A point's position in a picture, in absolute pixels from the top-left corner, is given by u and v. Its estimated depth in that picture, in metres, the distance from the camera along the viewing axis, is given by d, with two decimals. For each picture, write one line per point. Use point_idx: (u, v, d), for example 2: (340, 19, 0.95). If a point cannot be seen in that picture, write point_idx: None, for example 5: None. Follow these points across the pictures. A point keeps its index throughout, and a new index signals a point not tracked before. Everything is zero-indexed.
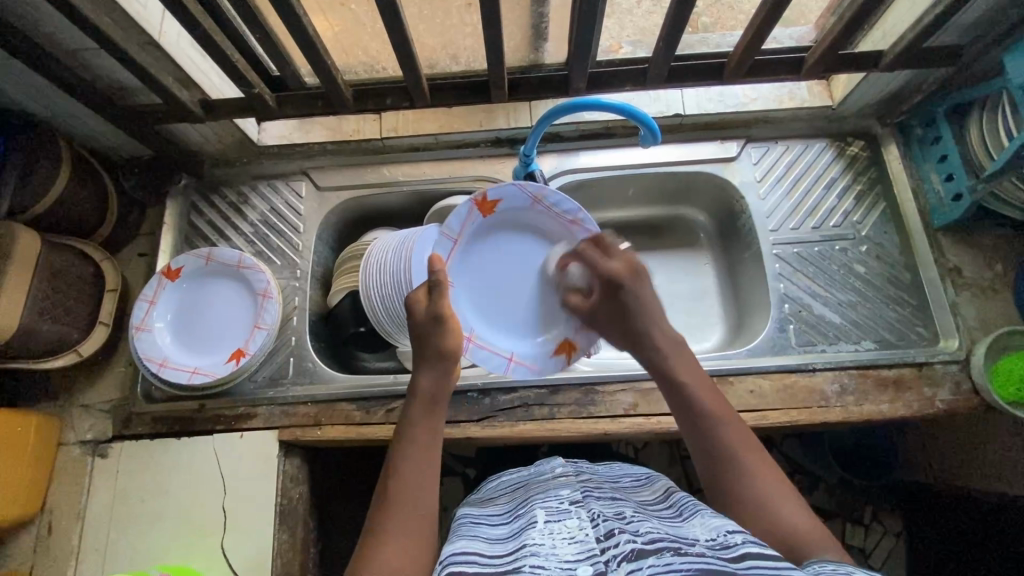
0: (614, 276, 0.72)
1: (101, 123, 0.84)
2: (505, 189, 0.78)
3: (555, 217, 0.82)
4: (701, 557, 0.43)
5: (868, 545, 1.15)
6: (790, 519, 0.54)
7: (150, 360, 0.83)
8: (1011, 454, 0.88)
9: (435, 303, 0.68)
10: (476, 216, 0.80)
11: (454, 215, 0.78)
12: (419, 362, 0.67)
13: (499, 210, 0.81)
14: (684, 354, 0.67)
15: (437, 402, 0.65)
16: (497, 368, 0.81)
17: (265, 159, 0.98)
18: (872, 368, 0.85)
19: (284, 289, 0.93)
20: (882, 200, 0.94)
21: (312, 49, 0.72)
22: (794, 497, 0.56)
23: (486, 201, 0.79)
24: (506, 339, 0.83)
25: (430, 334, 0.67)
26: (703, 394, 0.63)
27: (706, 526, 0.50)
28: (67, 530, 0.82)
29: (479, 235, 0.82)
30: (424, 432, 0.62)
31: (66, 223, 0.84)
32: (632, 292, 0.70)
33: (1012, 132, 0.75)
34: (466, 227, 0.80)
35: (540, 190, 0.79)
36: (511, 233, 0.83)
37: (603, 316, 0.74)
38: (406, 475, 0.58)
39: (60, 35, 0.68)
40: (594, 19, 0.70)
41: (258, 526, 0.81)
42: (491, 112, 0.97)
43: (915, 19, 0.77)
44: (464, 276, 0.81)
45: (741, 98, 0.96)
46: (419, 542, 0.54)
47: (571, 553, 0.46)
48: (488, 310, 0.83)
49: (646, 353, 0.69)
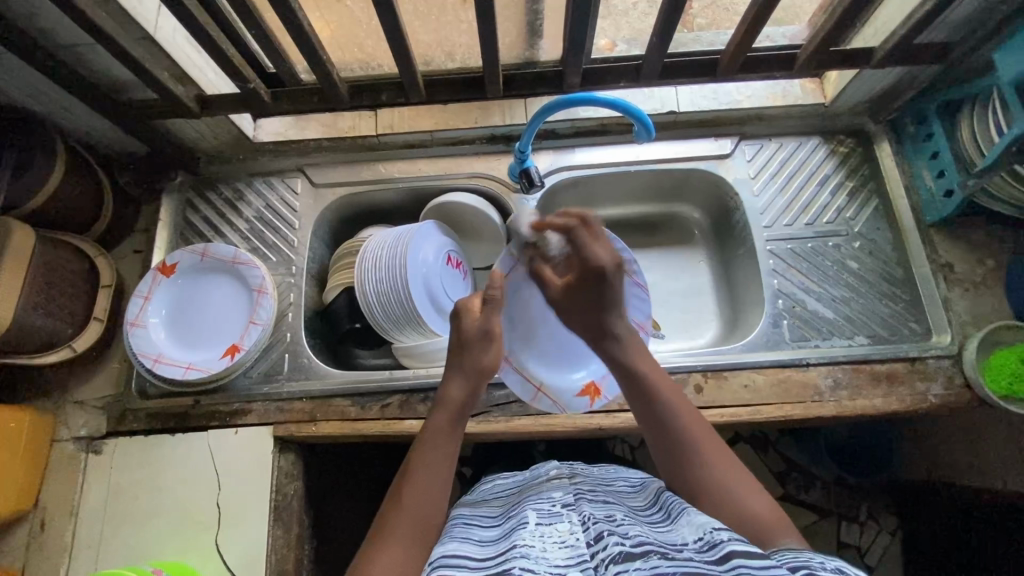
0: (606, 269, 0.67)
1: (97, 119, 0.85)
2: None
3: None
4: (688, 561, 0.43)
5: (863, 543, 1.15)
6: (754, 507, 0.54)
7: (145, 356, 0.83)
8: (1006, 448, 0.89)
9: (489, 319, 0.68)
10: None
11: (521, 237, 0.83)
12: (450, 370, 0.67)
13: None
14: (642, 347, 0.68)
15: (462, 416, 0.64)
16: (522, 395, 0.84)
17: (262, 156, 0.98)
18: (865, 362, 0.85)
19: (279, 286, 0.92)
20: (875, 196, 0.95)
21: (307, 44, 0.72)
22: (756, 487, 0.56)
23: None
24: (541, 369, 0.87)
25: (478, 349, 0.68)
26: (664, 386, 0.63)
27: (693, 525, 0.50)
28: (60, 528, 0.82)
29: None
30: (445, 441, 0.61)
31: (62, 218, 0.85)
32: (614, 288, 0.68)
33: (1003, 127, 0.75)
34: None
35: None
36: None
37: (575, 305, 0.70)
38: (419, 481, 0.58)
39: (55, 28, 0.68)
40: (588, 15, 0.71)
41: (253, 523, 0.81)
42: (486, 109, 0.98)
43: (906, 15, 0.78)
44: (518, 300, 0.87)
45: (734, 95, 0.97)
46: (419, 547, 0.54)
47: (561, 558, 0.47)
48: (531, 336, 0.88)
49: (606, 345, 0.68)
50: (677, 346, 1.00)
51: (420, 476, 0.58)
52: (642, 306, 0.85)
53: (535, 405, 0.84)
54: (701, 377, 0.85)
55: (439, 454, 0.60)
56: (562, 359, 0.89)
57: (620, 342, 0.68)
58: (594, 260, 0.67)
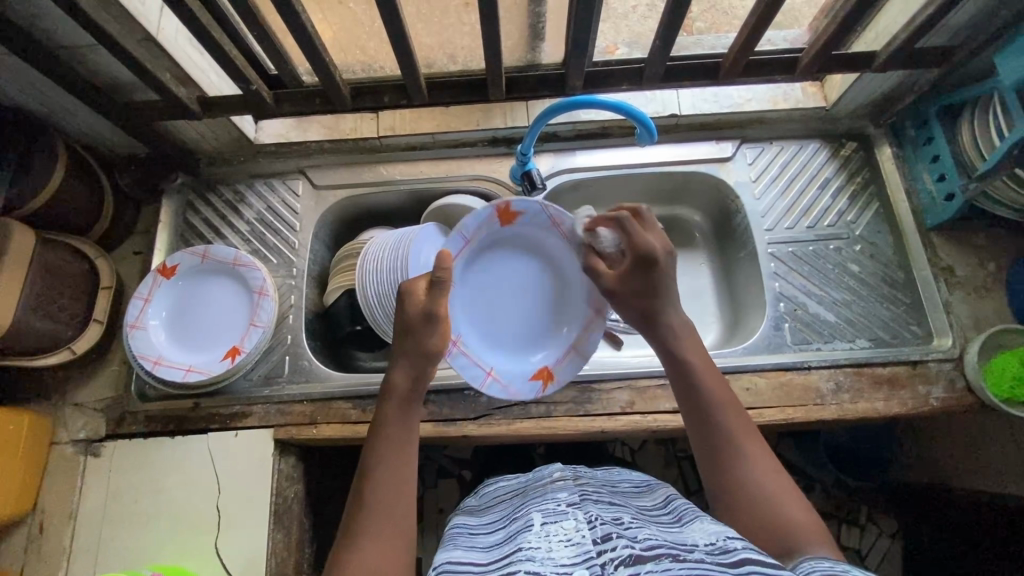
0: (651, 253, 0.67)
1: (97, 120, 0.84)
2: (528, 207, 0.81)
3: (563, 245, 0.84)
4: (700, 564, 0.43)
5: (864, 546, 1.15)
6: (790, 513, 0.54)
7: (146, 358, 0.83)
8: (1007, 451, 0.89)
9: (432, 302, 0.64)
10: (493, 225, 0.81)
11: (474, 216, 0.79)
12: (395, 358, 0.65)
13: (516, 227, 0.83)
14: (695, 339, 0.66)
15: (413, 400, 0.63)
16: (472, 378, 0.79)
17: (263, 158, 0.98)
18: (866, 366, 0.85)
19: (280, 288, 0.92)
20: (876, 200, 0.95)
21: (311, 46, 0.72)
22: (794, 492, 0.55)
23: (509, 212, 0.81)
24: (487, 354, 0.82)
25: (422, 333, 0.64)
26: (712, 383, 0.62)
27: (705, 531, 0.49)
28: (58, 531, 0.81)
29: (492, 246, 0.83)
30: (400, 432, 0.60)
31: (62, 218, 0.84)
32: (665, 274, 0.67)
33: (1004, 131, 0.76)
34: (481, 233, 0.81)
35: (562, 216, 0.81)
36: (521, 254, 0.85)
37: (628, 290, 0.69)
38: (380, 479, 0.57)
39: (58, 30, 0.68)
40: (591, 18, 0.71)
41: (252, 526, 0.80)
42: (488, 111, 0.98)
43: (907, 20, 0.78)
44: (467, 280, 0.83)
45: (735, 98, 0.97)
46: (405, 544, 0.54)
47: (566, 556, 0.46)
48: (477, 318, 0.83)
49: (659, 331, 0.66)
50: None
51: (382, 471, 0.58)
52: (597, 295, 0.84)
53: (486, 389, 0.79)
54: None
55: (394, 446, 0.59)
56: (507, 343, 0.84)
57: (675, 330, 0.66)
58: (644, 247, 0.67)
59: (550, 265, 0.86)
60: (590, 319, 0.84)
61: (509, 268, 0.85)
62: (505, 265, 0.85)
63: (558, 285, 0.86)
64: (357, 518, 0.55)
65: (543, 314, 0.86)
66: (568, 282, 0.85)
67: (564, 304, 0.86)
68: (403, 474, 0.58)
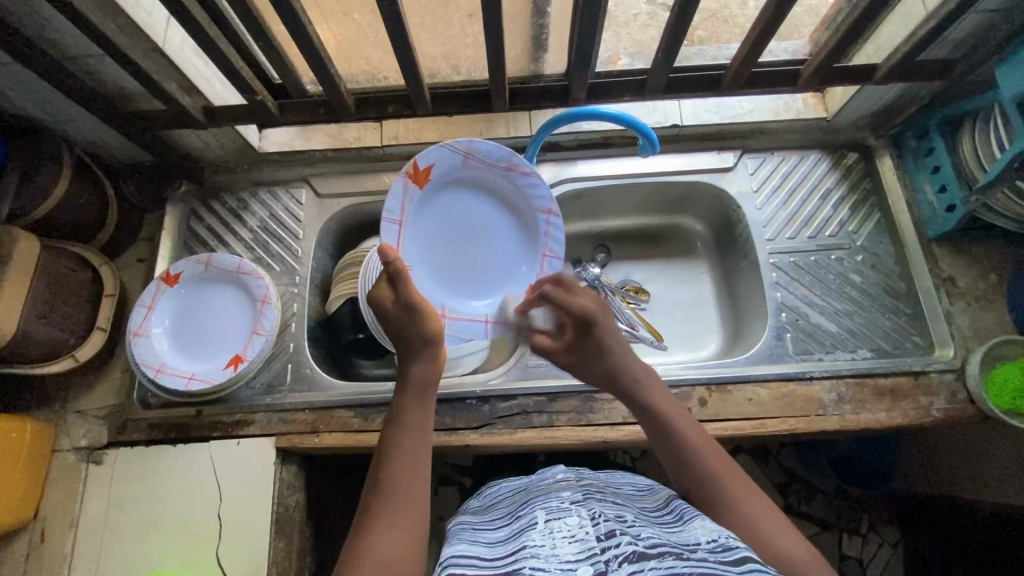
0: (585, 314, 0.71)
1: (103, 129, 0.85)
2: (431, 153, 0.75)
3: (490, 168, 0.80)
4: (703, 562, 0.44)
5: (865, 555, 1.14)
6: (784, 546, 0.53)
7: (148, 366, 0.83)
8: (1009, 462, 0.89)
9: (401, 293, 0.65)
10: (412, 190, 0.76)
11: (390, 196, 0.73)
12: (404, 353, 0.66)
13: (433, 177, 0.77)
14: (660, 386, 0.68)
15: (429, 391, 0.64)
16: (474, 334, 0.80)
17: (266, 166, 0.99)
18: (869, 376, 0.85)
19: (283, 296, 0.92)
20: (876, 210, 0.95)
21: (316, 57, 0.72)
22: (785, 525, 0.55)
23: (418, 170, 0.75)
24: (476, 303, 0.82)
25: (406, 323, 0.65)
26: (685, 426, 0.63)
27: (707, 529, 0.50)
28: (59, 538, 0.81)
29: (423, 208, 0.78)
30: (415, 418, 0.62)
31: (68, 226, 0.85)
32: (605, 331, 0.71)
33: (1004, 144, 0.76)
34: (406, 206, 0.75)
35: (468, 144, 0.77)
36: (453, 196, 0.80)
37: (583, 358, 0.72)
38: (396, 464, 0.58)
39: (66, 41, 0.69)
40: (595, 30, 0.71)
41: (254, 534, 0.80)
42: (491, 121, 0.99)
43: (908, 33, 0.79)
44: (417, 255, 0.78)
45: (738, 109, 0.98)
46: (410, 535, 0.54)
47: (571, 553, 0.46)
48: (449, 282, 0.81)
49: (625, 389, 0.68)
50: (679, 359, 1.00)
51: (395, 456, 0.58)
52: (540, 190, 0.81)
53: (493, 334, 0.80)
54: (706, 391, 0.85)
55: (410, 434, 0.60)
56: (488, 282, 0.83)
57: (642, 384, 0.68)
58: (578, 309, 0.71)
59: (484, 191, 0.82)
60: (549, 220, 0.82)
61: (450, 213, 0.80)
62: (445, 212, 0.80)
63: (502, 206, 0.83)
64: (373, 503, 0.56)
65: (502, 243, 0.83)
66: (509, 197, 0.82)
67: (517, 224, 0.83)
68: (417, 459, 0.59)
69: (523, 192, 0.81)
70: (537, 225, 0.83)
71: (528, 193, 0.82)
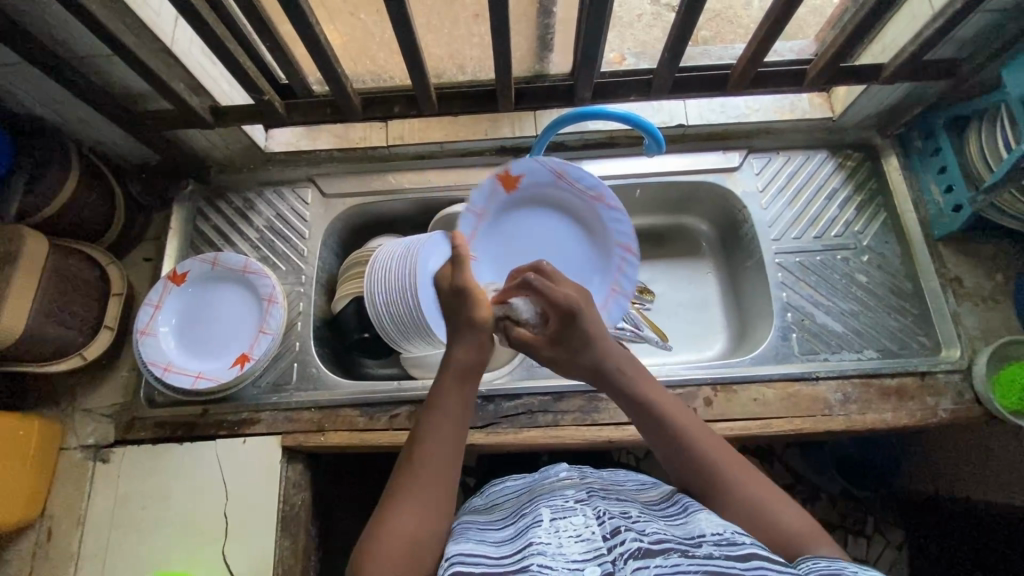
0: (571, 304, 0.65)
1: (111, 129, 0.85)
2: (526, 163, 0.81)
3: (577, 192, 0.84)
4: (709, 559, 0.43)
5: (872, 556, 1.14)
6: (783, 518, 0.54)
7: (155, 364, 0.83)
8: (1016, 463, 0.88)
9: (458, 276, 0.68)
10: (500, 192, 0.82)
11: (477, 189, 0.80)
12: (452, 334, 0.66)
13: (521, 187, 0.83)
14: (643, 372, 0.65)
15: (470, 376, 0.63)
16: None
17: (272, 166, 0.99)
18: (874, 377, 0.85)
19: (289, 295, 0.93)
20: (882, 210, 0.95)
21: (322, 57, 0.73)
22: (785, 500, 0.56)
23: (509, 175, 0.82)
24: None
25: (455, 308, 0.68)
26: (675, 415, 0.61)
27: (712, 520, 0.50)
28: (67, 535, 0.82)
29: (504, 211, 0.84)
30: (455, 403, 0.61)
31: (75, 225, 0.85)
32: (589, 323, 0.66)
33: (1011, 144, 0.76)
34: (489, 204, 0.82)
35: (562, 165, 0.82)
36: (535, 209, 0.86)
37: (568, 352, 0.67)
38: (432, 444, 0.58)
39: (75, 41, 0.69)
40: (601, 30, 0.71)
41: (261, 531, 0.81)
42: (496, 121, 0.99)
43: (914, 33, 0.79)
44: (487, 253, 0.84)
45: (742, 109, 0.97)
46: (434, 522, 0.54)
47: (578, 552, 0.46)
48: None
49: (610, 380, 0.65)
50: (684, 359, 1.00)
51: (433, 439, 0.58)
52: (622, 225, 0.84)
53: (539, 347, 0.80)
54: (710, 391, 0.85)
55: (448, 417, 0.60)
56: None
57: (625, 375, 0.65)
58: (561, 298, 0.65)
59: (565, 212, 0.86)
60: (624, 258, 0.84)
61: (532, 224, 0.86)
62: (528, 223, 0.86)
63: (581, 229, 0.86)
64: (402, 481, 0.56)
65: (573, 267, 0.86)
66: (592, 224, 0.86)
67: (593, 251, 0.86)
68: (452, 444, 0.58)
69: (604, 224, 0.85)
70: (613, 257, 0.85)
71: (610, 225, 0.84)
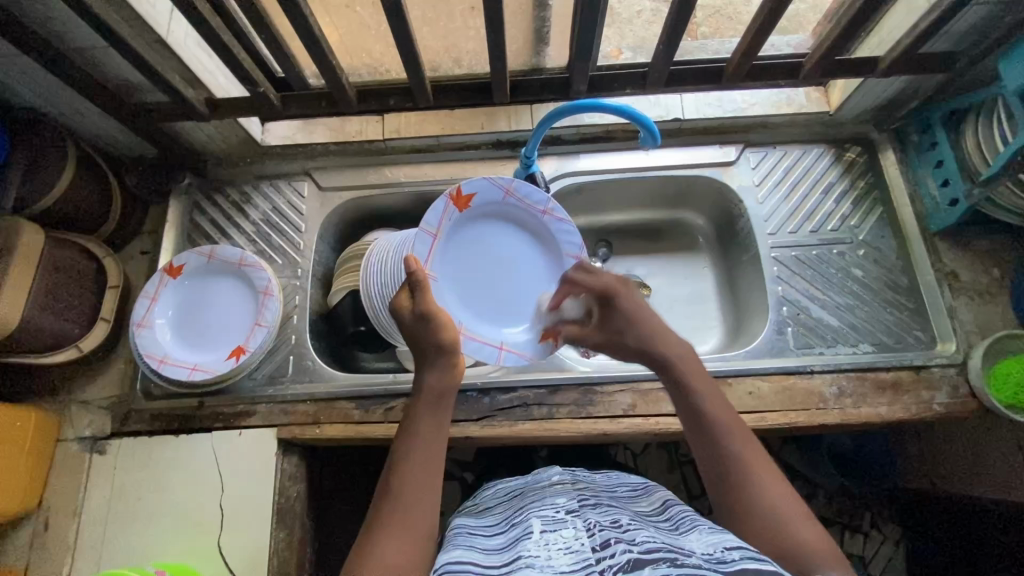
0: (608, 288, 0.75)
1: (107, 121, 0.86)
2: (477, 182, 0.80)
3: (527, 208, 0.84)
4: (696, 568, 0.44)
5: (868, 553, 1.14)
6: (799, 532, 0.53)
7: (151, 356, 0.84)
8: (1010, 458, 0.88)
9: (418, 301, 0.67)
10: (452, 212, 0.80)
11: (432, 211, 0.77)
12: (421, 362, 0.66)
13: (473, 206, 0.82)
14: (692, 361, 0.67)
15: (444, 400, 0.64)
16: (489, 357, 0.79)
17: (269, 160, 0.99)
18: (870, 370, 0.85)
19: (285, 288, 0.93)
20: (879, 205, 0.95)
21: (318, 50, 0.73)
22: (802, 512, 0.55)
23: (460, 195, 0.80)
24: (494, 328, 0.82)
25: (421, 331, 0.66)
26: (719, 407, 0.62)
27: (704, 543, 0.49)
28: (63, 527, 0.82)
29: (455, 229, 0.82)
30: (430, 429, 0.61)
31: (71, 218, 0.85)
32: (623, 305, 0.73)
33: (1008, 137, 0.76)
34: (443, 224, 0.79)
35: (511, 182, 0.81)
36: (486, 224, 0.84)
37: (608, 335, 0.74)
38: (408, 467, 0.58)
39: (70, 33, 0.69)
40: (596, 21, 0.71)
41: (256, 524, 0.81)
42: (492, 115, 0.98)
43: (910, 26, 0.78)
44: (448, 269, 0.81)
45: (739, 103, 0.96)
46: (417, 546, 0.54)
47: (567, 564, 0.47)
48: (467, 300, 0.82)
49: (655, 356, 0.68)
50: None
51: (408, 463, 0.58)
52: (571, 239, 0.85)
53: (506, 361, 0.80)
54: None
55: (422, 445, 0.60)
56: (510, 308, 0.84)
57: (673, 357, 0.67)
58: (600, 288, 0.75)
59: (513, 222, 0.85)
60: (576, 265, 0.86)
61: (482, 240, 0.84)
62: (477, 239, 0.84)
63: (532, 239, 0.86)
64: (384, 506, 0.56)
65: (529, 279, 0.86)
66: (541, 234, 0.86)
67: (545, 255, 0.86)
68: (430, 471, 0.58)
69: (554, 235, 0.86)
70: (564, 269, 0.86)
71: (560, 237, 0.85)
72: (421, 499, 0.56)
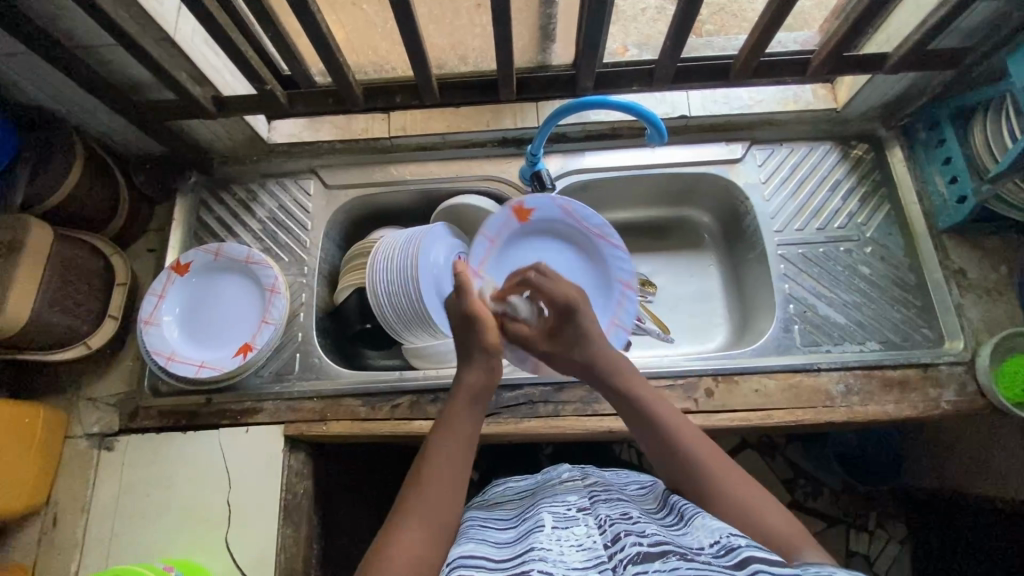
0: (571, 300, 0.71)
1: (115, 120, 0.86)
2: (539, 199, 0.89)
3: (582, 230, 0.92)
4: (706, 564, 0.44)
5: (873, 552, 1.14)
6: (771, 524, 0.51)
7: (159, 353, 0.84)
8: (1017, 456, 0.88)
9: (464, 301, 0.68)
10: (512, 223, 0.90)
11: (494, 219, 0.88)
12: (462, 359, 0.67)
13: (532, 220, 0.91)
14: (635, 376, 0.67)
15: (480, 401, 0.64)
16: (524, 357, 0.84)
17: (275, 158, 0.99)
18: (877, 367, 0.85)
19: (291, 286, 0.93)
20: (886, 201, 0.95)
21: (324, 47, 0.73)
22: (775, 506, 0.54)
23: (522, 209, 0.89)
24: None
25: (466, 332, 0.67)
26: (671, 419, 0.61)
27: (707, 528, 0.49)
28: (72, 523, 0.83)
29: (514, 240, 0.91)
30: (464, 428, 0.61)
31: (78, 216, 0.86)
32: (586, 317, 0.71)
33: (1017, 135, 0.75)
34: (502, 233, 0.89)
35: (569, 203, 0.89)
36: (543, 241, 0.93)
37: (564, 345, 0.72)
38: (438, 460, 0.57)
39: (78, 31, 0.70)
40: (603, 17, 0.71)
41: (263, 520, 0.81)
42: (498, 112, 0.98)
43: (919, 22, 0.78)
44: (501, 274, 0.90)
45: (745, 100, 0.96)
46: (437, 537, 0.53)
47: (579, 561, 0.47)
48: None
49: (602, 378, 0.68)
50: (686, 351, 1.00)
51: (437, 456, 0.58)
52: (625, 265, 0.92)
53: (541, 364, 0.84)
54: (711, 382, 0.85)
55: (457, 443, 0.59)
56: None
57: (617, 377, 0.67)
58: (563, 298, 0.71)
59: (567, 243, 0.93)
60: (625, 291, 0.92)
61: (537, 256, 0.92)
62: (533, 254, 0.92)
63: (585, 261, 0.93)
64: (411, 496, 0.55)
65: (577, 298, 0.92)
66: (595, 258, 0.93)
67: (598, 279, 0.93)
68: (459, 467, 0.58)
69: (606, 259, 0.93)
70: (614, 294, 0.92)
71: (613, 263, 0.92)
72: (449, 492, 0.56)
